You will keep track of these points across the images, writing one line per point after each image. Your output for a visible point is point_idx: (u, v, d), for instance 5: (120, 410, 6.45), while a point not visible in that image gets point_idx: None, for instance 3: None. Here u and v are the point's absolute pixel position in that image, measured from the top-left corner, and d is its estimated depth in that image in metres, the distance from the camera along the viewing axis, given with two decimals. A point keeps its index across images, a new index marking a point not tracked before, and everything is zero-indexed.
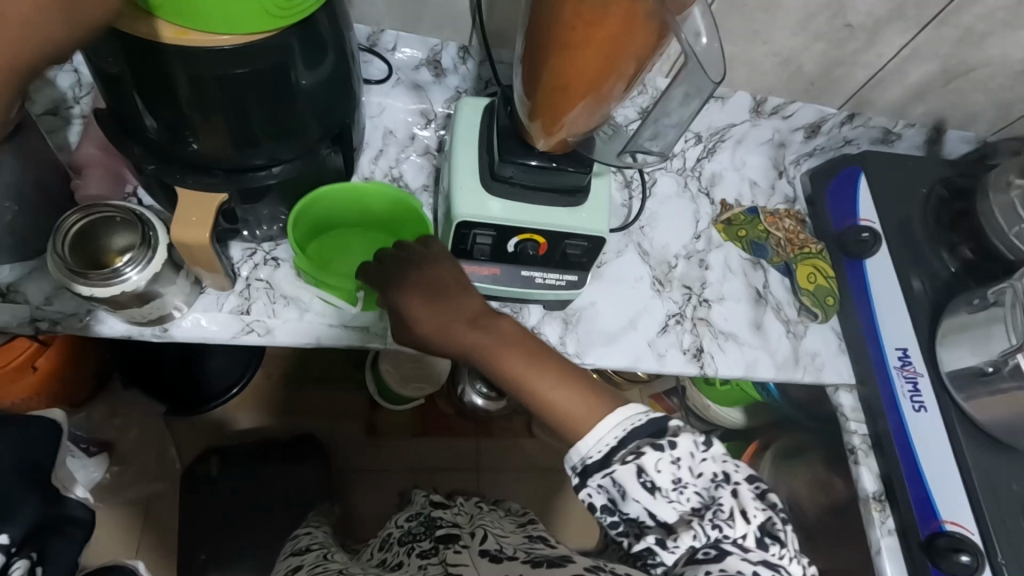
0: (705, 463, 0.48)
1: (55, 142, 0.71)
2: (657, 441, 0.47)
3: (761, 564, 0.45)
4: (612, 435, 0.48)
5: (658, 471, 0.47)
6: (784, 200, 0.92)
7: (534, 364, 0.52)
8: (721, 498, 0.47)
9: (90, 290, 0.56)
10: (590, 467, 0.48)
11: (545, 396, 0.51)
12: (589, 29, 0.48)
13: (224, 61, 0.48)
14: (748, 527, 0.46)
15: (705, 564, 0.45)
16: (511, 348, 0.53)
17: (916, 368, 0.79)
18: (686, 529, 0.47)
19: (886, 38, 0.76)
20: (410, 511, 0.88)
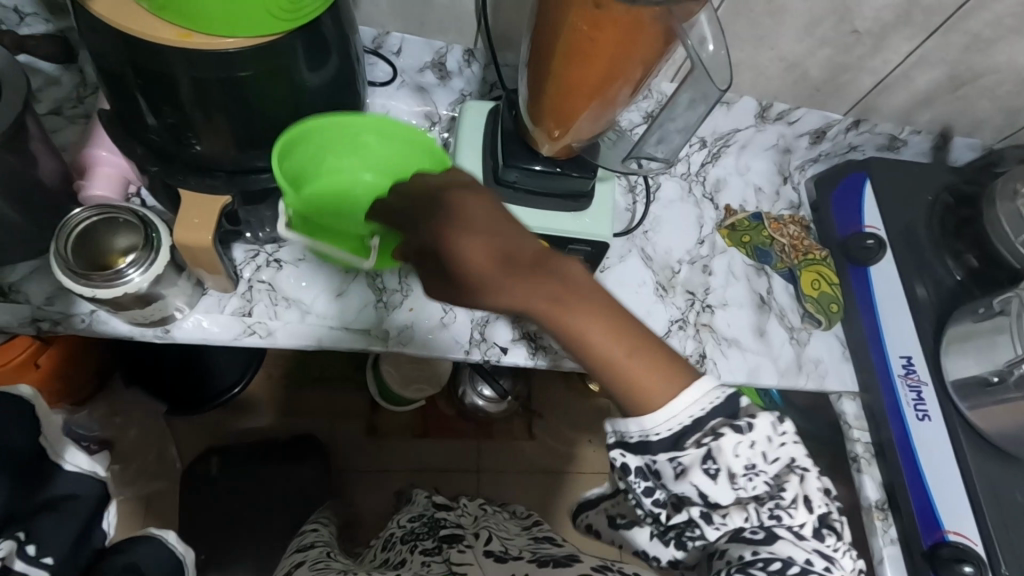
0: (782, 449, 0.45)
1: (59, 142, 0.71)
2: (735, 423, 0.44)
3: (816, 554, 0.44)
4: (694, 408, 0.43)
5: (735, 456, 0.44)
6: (789, 206, 0.91)
7: (608, 326, 0.41)
8: (787, 484, 0.45)
9: (91, 290, 0.56)
10: (653, 443, 0.43)
11: (619, 367, 0.42)
12: (597, 32, 0.48)
13: (227, 63, 0.48)
14: (808, 515, 0.46)
15: (754, 545, 0.44)
16: (577, 305, 0.41)
17: (920, 377, 0.79)
18: (739, 510, 0.46)
19: (892, 44, 0.75)
20: (410, 512, 0.88)
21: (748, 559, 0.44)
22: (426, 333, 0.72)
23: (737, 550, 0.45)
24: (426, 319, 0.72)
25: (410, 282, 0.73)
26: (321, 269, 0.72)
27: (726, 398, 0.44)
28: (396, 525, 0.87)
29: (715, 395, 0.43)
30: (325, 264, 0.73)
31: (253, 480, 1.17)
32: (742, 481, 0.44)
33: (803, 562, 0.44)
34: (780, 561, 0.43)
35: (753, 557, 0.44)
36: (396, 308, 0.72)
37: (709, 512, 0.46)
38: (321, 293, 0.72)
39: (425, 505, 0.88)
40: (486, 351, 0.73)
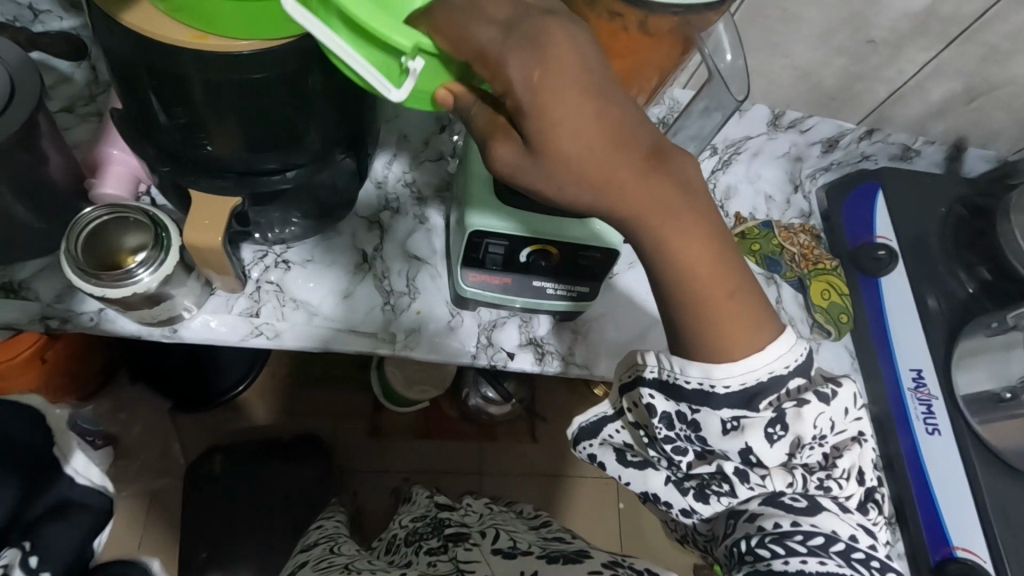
0: (850, 421, 0.47)
1: (70, 139, 0.71)
2: (817, 391, 0.45)
3: (860, 529, 0.43)
4: (780, 365, 0.43)
5: (813, 425, 0.45)
6: (799, 215, 0.90)
7: (704, 246, 0.40)
8: (845, 453, 0.46)
9: (101, 290, 0.57)
10: (717, 395, 0.44)
11: (704, 293, 0.41)
12: (615, 40, 0.47)
13: (241, 66, 0.47)
14: (857, 488, 0.46)
15: (793, 515, 0.42)
16: (680, 219, 0.39)
17: (930, 392, 0.79)
18: (783, 474, 0.46)
19: (908, 54, 0.74)
20: (411, 513, 0.88)
21: (785, 529, 0.42)
22: (434, 336, 0.71)
23: (767, 518, 0.43)
24: (434, 322, 0.72)
25: (418, 285, 0.73)
26: (329, 270, 0.72)
27: (807, 364, 0.45)
28: (400, 522, 0.87)
29: (799, 356, 0.44)
30: (335, 265, 0.73)
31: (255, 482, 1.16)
32: (805, 449, 0.45)
33: (847, 536, 0.42)
34: (822, 535, 0.41)
35: (794, 526, 0.42)
36: (404, 310, 0.72)
37: (748, 471, 0.46)
38: (330, 294, 0.72)
39: (426, 505, 0.87)
40: (492, 357, 0.72)
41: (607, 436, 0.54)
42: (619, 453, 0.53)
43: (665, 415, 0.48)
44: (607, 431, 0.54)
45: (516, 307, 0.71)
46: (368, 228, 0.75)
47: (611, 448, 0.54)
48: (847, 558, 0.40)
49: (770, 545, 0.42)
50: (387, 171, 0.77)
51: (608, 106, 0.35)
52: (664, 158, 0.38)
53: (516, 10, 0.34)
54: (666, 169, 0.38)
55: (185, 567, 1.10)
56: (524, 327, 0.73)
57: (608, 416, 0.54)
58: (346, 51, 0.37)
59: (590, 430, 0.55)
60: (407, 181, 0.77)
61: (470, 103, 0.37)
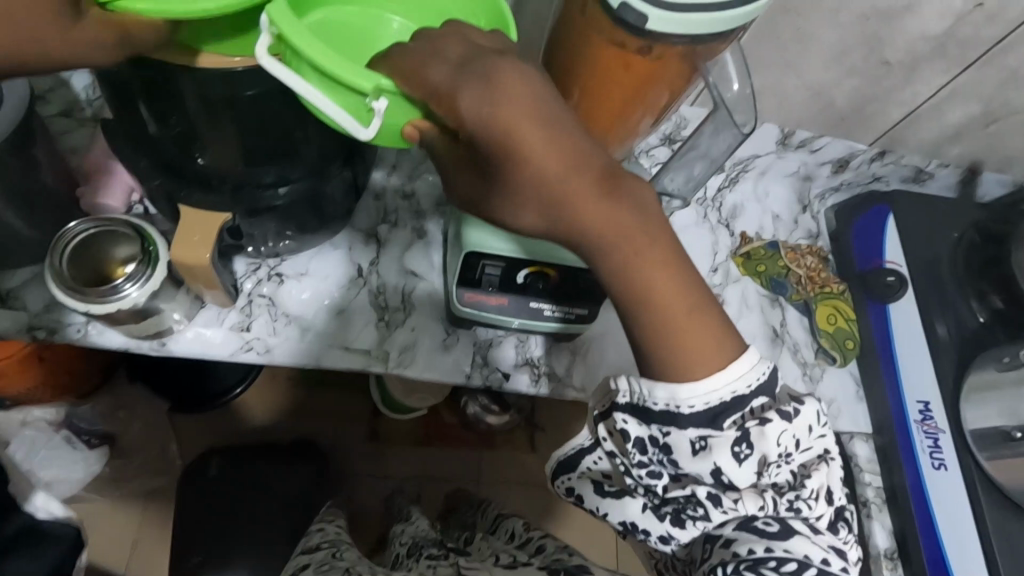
0: (816, 438, 0.46)
1: (65, 143, 0.70)
2: (780, 408, 0.44)
3: (830, 551, 0.44)
4: (740, 384, 0.42)
5: (778, 443, 0.43)
6: (807, 236, 0.87)
7: (664, 265, 0.39)
8: (813, 473, 0.45)
9: (87, 307, 0.56)
10: (683, 415, 0.42)
11: (665, 318, 0.40)
12: (624, 68, 0.46)
13: (235, 82, 0.46)
14: (826, 507, 0.46)
15: (767, 540, 0.43)
16: (638, 242, 0.39)
17: (937, 425, 0.77)
18: (754, 498, 0.45)
19: (924, 76, 0.72)
20: (409, 532, 0.86)
21: (759, 555, 0.42)
22: (428, 353, 0.70)
23: (743, 544, 0.43)
24: (428, 339, 0.71)
25: (413, 300, 0.72)
26: (324, 284, 0.71)
27: (770, 381, 0.44)
28: (398, 543, 0.85)
29: (760, 377, 0.43)
30: (328, 277, 0.71)
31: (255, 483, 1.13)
32: (772, 468, 0.44)
33: (819, 560, 0.43)
34: (795, 562, 0.42)
35: (766, 553, 0.42)
36: (398, 328, 0.70)
37: (720, 495, 0.45)
38: (322, 308, 0.70)
39: (423, 526, 0.85)
40: (487, 376, 0.71)
41: (584, 468, 0.53)
42: (596, 483, 0.52)
43: (638, 440, 0.46)
44: (586, 463, 0.53)
45: (512, 327, 0.69)
46: (364, 242, 0.73)
47: (588, 479, 0.52)
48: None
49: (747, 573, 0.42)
50: (385, 183, 0.76)
51: (561, 130, 0.36)
52: (622, 182, 0.38)
53: (468, 49, 0.37)
54: (624, 191, 0.38)
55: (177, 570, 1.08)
56: (521, 345, 0.72)
57: (586, 446, 0.53)
58: (313, 94, 0.37)
59: (567, 463, 0.54)
60: (406, 193, 0.75)
61: (432, 134, 0.39)
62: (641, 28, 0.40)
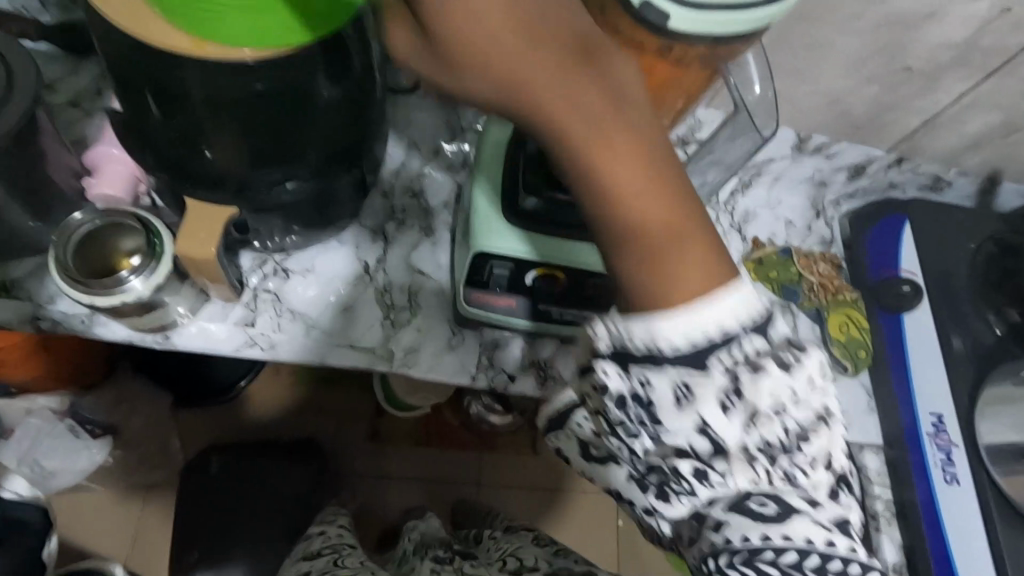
0: (815, 394, 0.40)
1: (72, 135, 0.69)
2: (778, 359, 0.39)
3: (831, 526, 0.38)
4: (724, 320, 0.37)
5: (765, 397, 0.38)
6: (820, 242, 0.85)
7: (634, 162, 0.36)
8: (814, 439, 0.39)
9: (92, 299, 0.55)
10: (659, 344, 0.37)
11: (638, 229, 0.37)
12: (645, 69, 0.45)
13: (244, 76, 0.45)
14: (828, 475, 0.40)
15: (764, 526, 0.38)
16: (615, 144, 0.35)
17: (951, 438, 0.76)
18: (746, 470, 0.39)
19: (946, 84, 0.71)
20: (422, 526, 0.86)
21: (756, 545, 0.38)
22: (433, 354, 0.69)
23: (734, 530, 0.38)
24: (433, 340, 0.70)
25: (419, 299, 0.71)
26: (331, 279, 0.70)
27: (763, 322, 0.39)
28: (407, 539, 0.85)
29: (745, 312, 0.38)
30: (335, 275, 0.71)
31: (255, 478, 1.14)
32: (763, 426, 0.39)
33: (821, 543, 0.38)
34: (794, 551, 0.38)
35: (763, 542, 0.38)
36: (403, 327, 0.70)
37: (706, 473, 0.39)
38: (328, 305, 0.69)
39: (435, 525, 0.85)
40: (492, 378, 0.70)
41: (573, 426, 0.47)
42: (582, 446, 0.47)
43: (616, 394, 0.39)
44: (575, 420, 0.46)
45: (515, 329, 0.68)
46: (371, 240, 0.72)
47: (575, 440, 0.47)
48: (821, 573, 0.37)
49: (742, 570, 0.38)
50: (394, 180, 0.75)
51: (524, 32, 0.33)
52: (593, 75, 0.35)
53: None
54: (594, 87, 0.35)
55: (178, 568, 1.09)
56: (527, 348, 0.70)
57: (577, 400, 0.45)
58: None
59: (557, 417, 0.48)
60: (415, 190, 0.75)
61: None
62: (661, 27, 0.39)
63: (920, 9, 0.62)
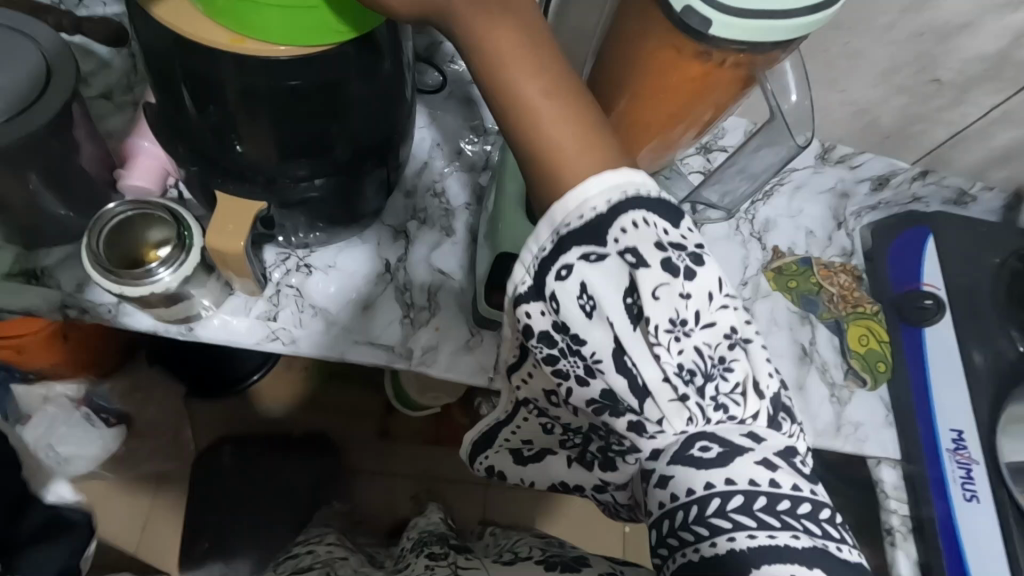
0: (717, 311, 0.38)
1: (105, 128, 0.71)
2: (667, 259, 0.37)
3: (770, 454, 0.38)
4: (600, 201, 0.36)
5: (660, 301, 0.37)
6: (840, 253, 0.84)
7: (530, 43, 0.36)
8: (733, 364, 0.38)
9: (125, 290, 0.56)
10: (566, 239, 0.37)
11: (569, 185, 0.37)
12: (677, 74, 0.45)
13: (282, 71, 0.45)
14: (760, 402, 0.39)
15: (705, 472, 0.38)
16: (535, 62, 0.36)
17: (971, 455, 0.75)
18: (679, 410, 0.39)
19: (976, 97, 0.71)
20: (420, 526, 0.83)
21: (699, 495, 0.38)
22: (451, 353, 0.69)
23: (679, 483, 0.39)
24: (451, 339, 0.70)
25: (440, 297, 0.71)
26: (352, 276, 0.71)
27: (647, 203, 0.37)
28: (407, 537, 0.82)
29: (622, 195, 0.36)
30: (357, 271, 0.71)
31: (264, 470, 1.15)
32: (669, 341, 0.38)
33: (767, 484, 0.37)
34: (741, 495, 0.37)
35: (707, 491, 0.38)
36: (422, 325, 0.70)
37: (642, 423, 0.40)
38: (347, 300, 0.70)
39: (435, 522, 0.83)
40: None
41: (500, 441, 0.55)
42: (515, 453, 0.55)
43: (543, 334, 0.40)
44: (500, 438, 0.54)
45: None
46: (392, 239, 0.73)
47: (505, 451, 0.55)
48: (771, 514, 0.37)
49: (696, 527, 0.38)
50: (417, 178, 0.75)
51: None
52: (541, 38, 0.36)
53: None
54: (539, 52, 0.36)
55: (189, 558, 1.10)
56: None
57: (500, 420, 0.53)
58: None
59: (484, 441, 0.55)
60: (436, 190, 0.75)
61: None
62: (702, 34, 0.40)
63: (954, 19, 0.62)
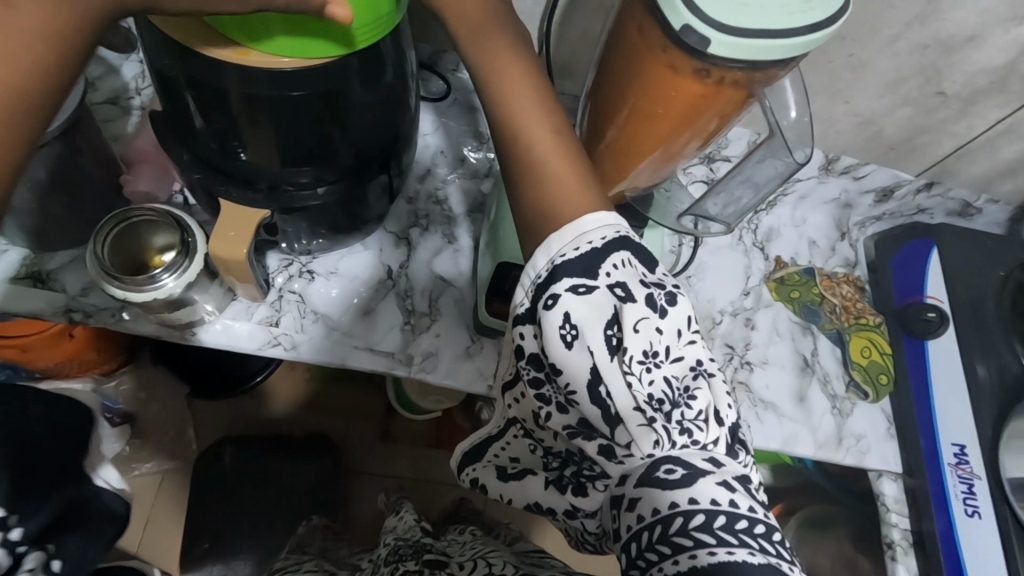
0: (686, 347, 0.42)
1: (111, 132, 0.72)
2: (649, 295, 0.41)
3: (730, 479, 0.39)
4: (595, 237, 0.40)
5: (637, 332, 0.40)
6: (844, 263, 0.84)
7: (541, 98, 0.43)
8: (696, 393, 0.41)
9: (126, 296, 0.57)
10: (560, 268, 0.40)
11: (572, 221, 0.41)
12: (675, 94, 0.46)
13: (285, 82, 0.46)
14: (720, 430, 0.41)
15: (670, 492, 0.39)
16: (544, 112, 0.43)
17: (973, 470, 0.75)
18: (647, 434, 0.40)
19: (982, 109, 0.71)
20: (395, 531, 0.78)
21: (664, 514, 0.38)
22: (451, 360, 0.70)
23: (646, 504, 0.39)
24: (451, 347, 0.70)
25: (439, 306, 0.71)
26: (348, 283, 0.71)
27: (628, 245, 0.41)
28: (383, 541, 0.77)
29: (615, 235, 0.41)
30: (358, 277, 0.71)
31: (266, 471, 1.15)
32: (640, 369, 0.40)
33: (727, 503, 0.38)
34: (702, 513, 0.38)
35: (670, 510, 0.38)
36: (421, 333, 0.70)
37: (613, 448, 0.42)
38: (345, 307, 0.70)
39: (411, 527, 0.78)
40: None
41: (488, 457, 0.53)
42: (499, 470, 0.52)
43: (531, 356, 0.43)
44: (489, 452, 0.52)
45: None
46: (394, 245, 0.73)
47: (491, 467, 0.52)
48: (730, 532, 0.37)
49: (659, 546, 0.38)
50: (420, 185, 0.76)
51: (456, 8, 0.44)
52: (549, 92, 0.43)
53: None
54: (547, 104, 0.43)
55: (189, 558, 1.11)
56: None
57: (490, 435, 0.52)
58: None
59: (472, 453, 0.53)
60: (439, 198, 0.75)
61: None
62: (702, 51, 0.40)
63: (960, 32, 0.62)
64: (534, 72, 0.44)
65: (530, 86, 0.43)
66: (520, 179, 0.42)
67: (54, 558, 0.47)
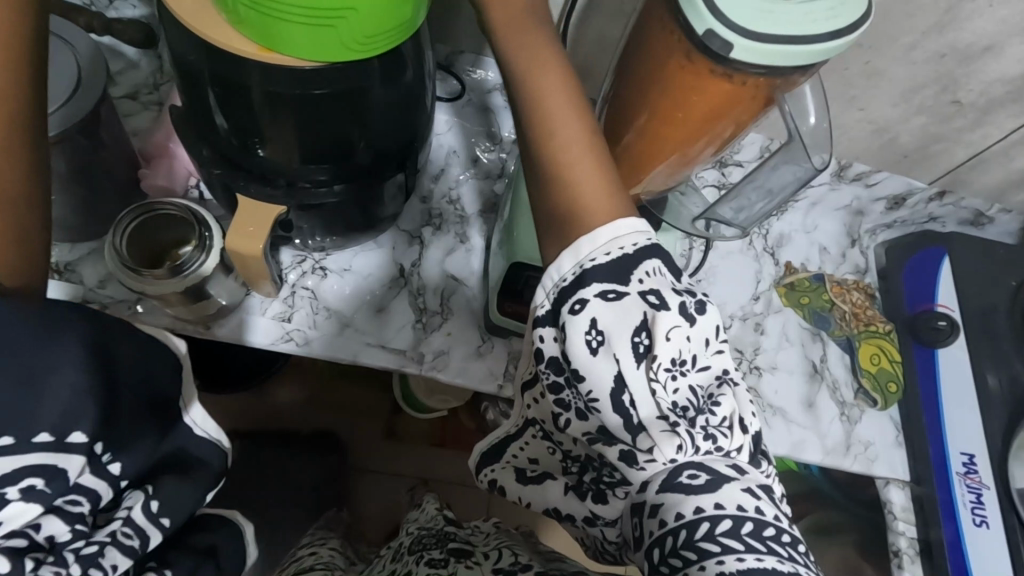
0: (713, 356, 0.42)
1: (130, 126, 0.72)
2: (683, 303, 0.41)
3: (756, 488, 0.39)
4: (628, 242, 0.41)
5: (668, 341, 0.40)
6: (854, 270, 0.84)
7: (561, 94, 0.43)
8: (721, 399, 0.41)
9: (146, 288, 0.59)
10: (588, 273, 0.41)
11: (591, 222, 0.41)
12: (697, 97, 0.46)
13: (307, 79, 0.46)
14: (743, 437, 0.42)
15: (695, 497, 0.39)
16: (570, 110, 0.43)
17: (981, 479, 0.75)
18: (670, 439, 0.40)
19: (997, 119, 0.71)
20: (418, 522, 0.79)
21: (689, 519, 0.38)
22: (462, 359, 0.70)
23: (669, 509, 0.39)
24: (462, 346, 0.70)
25: (452, 304, 0.72)
26: (363, 282, 0.72)
27: (653, 255, 0.42)
28: (405, 532, 0.78)
29: (646, 242, 0.42)
30: (370, 275, 0.72)
31: (275, 472, 1.13)
32: (665, 375, 0.41)
33: (753, 511, 0.38)
34: (729, 519, 0.38)
35: (696, 515, 0.38)
36: (435, 331, 0.71)
37: (634, 453, 0.41)
38: (360, 305, 0.71)
39: (433, 517, 0.78)
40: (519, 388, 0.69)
41: (508, 456, 0.53)
42: (518, 471, 0.53)
43: (552, 360, 0.43)
44: (508, 452, 0.53)
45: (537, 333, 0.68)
46: (407, 243, 0.74)
47: (510, 468, 0.53)
48: (758, 539, 0.37)
49: (684, 552, 0.38)
50: (434, 185, 0.76)
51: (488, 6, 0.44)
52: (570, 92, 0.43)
53: None
54: (572, 104, 0.43)
55: None
56: None
57: (509, 435, 0.53)
58: None
59: (493, 452, 0.54)
60: (452, 198, 0.76)
61: None
62: (724, 56, 0.40)
63: (977, 41, 0.62)
64: (567, 74, 0.44)
65: (560, 82, 0.43)
66: (538, 180, 0.43)
67: (152, 498, 0.45)
